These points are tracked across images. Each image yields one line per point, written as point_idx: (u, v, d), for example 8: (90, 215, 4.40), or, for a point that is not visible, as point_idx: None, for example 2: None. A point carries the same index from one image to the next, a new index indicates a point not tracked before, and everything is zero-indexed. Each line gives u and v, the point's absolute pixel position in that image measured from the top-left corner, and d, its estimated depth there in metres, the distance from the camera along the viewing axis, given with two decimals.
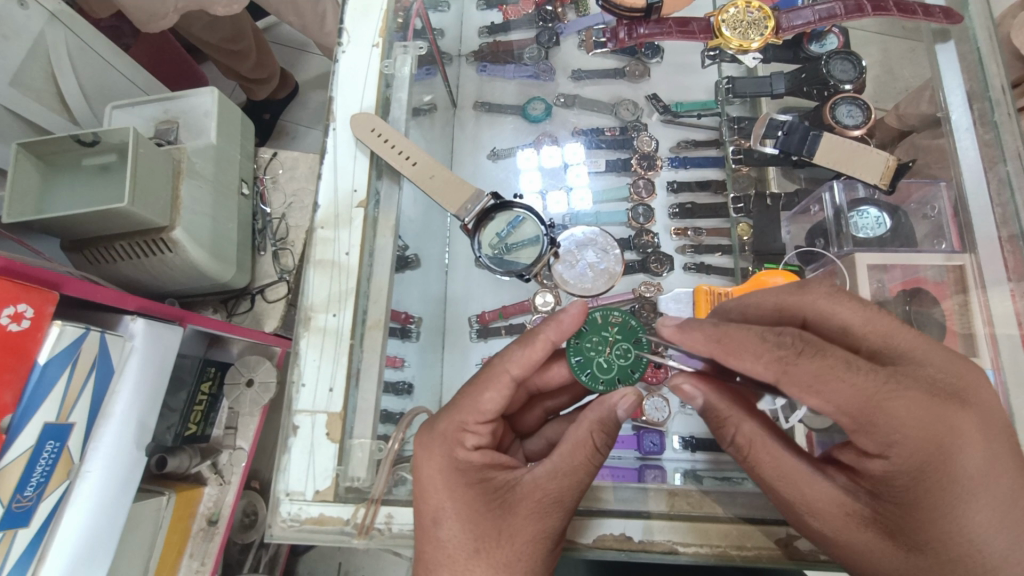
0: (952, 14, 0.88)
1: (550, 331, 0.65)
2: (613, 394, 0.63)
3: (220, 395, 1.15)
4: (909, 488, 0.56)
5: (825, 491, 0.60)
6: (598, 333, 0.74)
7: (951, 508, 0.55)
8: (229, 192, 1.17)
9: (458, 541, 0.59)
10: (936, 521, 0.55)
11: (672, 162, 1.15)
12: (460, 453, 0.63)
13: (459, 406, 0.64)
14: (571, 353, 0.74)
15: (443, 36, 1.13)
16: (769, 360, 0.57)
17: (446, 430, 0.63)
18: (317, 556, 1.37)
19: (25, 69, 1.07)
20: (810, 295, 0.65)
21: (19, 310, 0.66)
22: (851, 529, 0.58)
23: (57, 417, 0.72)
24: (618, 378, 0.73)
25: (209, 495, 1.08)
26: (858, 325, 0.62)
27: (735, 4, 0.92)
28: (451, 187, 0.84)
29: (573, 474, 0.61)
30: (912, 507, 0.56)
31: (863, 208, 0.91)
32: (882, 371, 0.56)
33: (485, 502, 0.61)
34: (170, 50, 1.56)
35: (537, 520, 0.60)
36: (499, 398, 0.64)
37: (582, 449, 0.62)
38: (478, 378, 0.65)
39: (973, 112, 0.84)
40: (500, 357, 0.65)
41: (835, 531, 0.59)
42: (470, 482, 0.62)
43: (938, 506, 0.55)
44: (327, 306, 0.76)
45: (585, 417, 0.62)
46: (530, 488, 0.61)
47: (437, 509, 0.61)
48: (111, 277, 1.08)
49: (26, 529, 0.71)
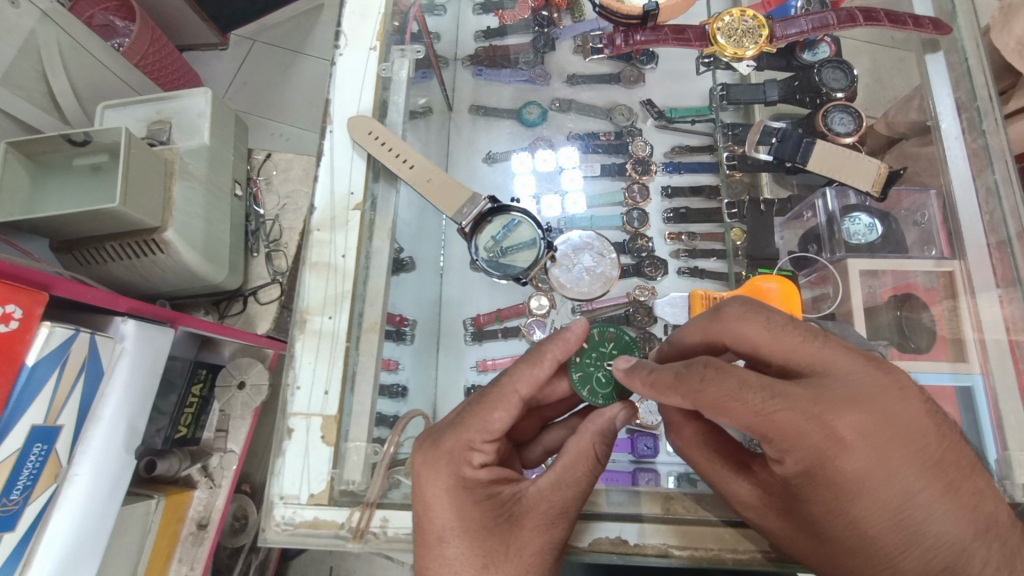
0: (941, 27, 0.89)
1: (558, 349, 0.67)
2: (610, 408, 0.67)
3: (211, 398, 1.14)
4: (802, 487, 0.57)
5: (745, 488, 0.62)
6: (595, 349, 0.75)
7: (842, 503, 0.55)
8: (222, 193, 1.16)
9: (464, 558, 0.59)
10: (835, 515, 0.56)
11: (666, 167, 1.16)
12: (468, 472, 0.62)
13: (468, 425, 0.63)
14: (571, 369, 0.75)
15: (439, 39, 1.13)
16: (685, 392, 0.58)
17: (452, 448, 0.62)
18: (308, 560, 1.36)
19: (16, 68, 1.06)
20: (726, 322, 0.62)
21: (8, 311, 0.65)
22: (770, 526, 0.60)
23: (45, 419, 0.72)
24: (615, 391, 0.74)
25: (198, 500, 1.07)
26: (764, 344, 0.60)
27: (729, 13, 0.93)
28: (449, 191, 0.84)
29: (576, 485, 0.62)
30: (807, 503, 0.57)
31: (855, 215, 0.92)
32: (766, 386, 0.54)
33: (493, 517, 0.60)
34: (163, 51, 1.54)
35: (543, 532, 0.60)
36: (507, 418, 0.64)
37: (584, 460, 0.63)
38: (486, 397, 0.65)
39: (962, 121, 0.86)
40: (508, 377, 0.65)
41: (757, 525, 0.61)
42: (477, 500, 0.61)
43: (831, 501, 0.56)
44: (323, 308, 0.75)
45: (585, 428, 0.65)
46: (536, 499, 0.61)
47: (443, 528, 0.60)
48: (101, 278, 1.07)
49: (12, 534, 0.70)
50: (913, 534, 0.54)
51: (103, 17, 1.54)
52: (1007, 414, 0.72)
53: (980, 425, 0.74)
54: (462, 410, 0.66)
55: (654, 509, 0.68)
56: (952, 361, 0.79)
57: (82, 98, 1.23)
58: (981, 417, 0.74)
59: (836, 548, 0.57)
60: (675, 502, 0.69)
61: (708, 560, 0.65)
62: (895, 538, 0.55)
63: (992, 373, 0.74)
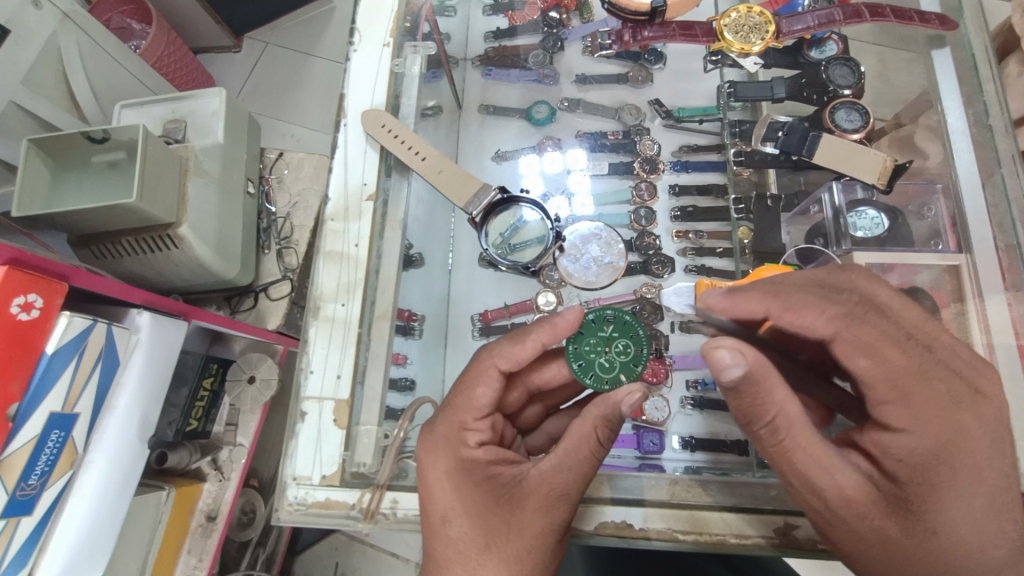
0: (948, 21, 0.91)
1: (543, 333, 0.66)
2: (619, 391, 0.62)
3: (222, 391, 1.16)
4: (900, 465, 0.55)
5: (852, 480, 0.56)
6: (595, 334, 0.73)
7: (930, 477, 0.55)
8: (235, 190, 1.18)
9: (467, 537, 0.60)
10: (929, 488, 0.55)
11: (674, 166, 1.17)
12: (466, 452, 0.63)
13: (456, 406, 0.65)
14: (571, 359, 0.73)
15: (450, 40, 1.15)
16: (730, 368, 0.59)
17: (446, 432, 0.64)
18: (315, 557, 1.38)
19: (37, 66, 1.09)
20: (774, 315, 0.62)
21: (30, 300, 0.67)
22: (883, 517, 0.55)
23: (62, 407, 0.73)
24: (623, 374, 0.72)
25: (209, 492, 1.08)
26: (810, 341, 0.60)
27: (736, 9, 0.95)
28: (459, 183, 0.85)
29: (579, 468, 0.61)
30: (906, 480, 0.55)
31: (862, 209, 0.93)
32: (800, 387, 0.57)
33: (494, 498, 0.61)
34: (178, 51, 1.57)
35: (544, 514, 0.60)
36: (491, 392, 0.65)
37: (586, 444, 0.61)
38: (466, 376, 0.67)
39: (968, 116, 0.87)
40: (487, 353, 0.67)
41: (864, 519, 0.56)
42: (476, 481, 0.62)
43: (921, 479, 0.55)
44: (335, 296, 0.77)
45: (589, 412, 0.62)
46: (536, 483, 0.61)
47: (446, 508, 0.61)
48: (117, 272, 1.09)
49: (30, 518, 0.72)
50: (938, 515, 0.55)
51: (120, 19, 1.58)
52: (1013, 409, 0.72)
53: None
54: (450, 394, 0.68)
55: (658, 495, 0.68)
56: None
57: (100, 98, 1.26)
58: None
59: (915, 527, 0.55)
60: (677, 488, 0.69)
61: (710, 545, 0.65)
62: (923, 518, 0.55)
63: (997, 364, 0.76)
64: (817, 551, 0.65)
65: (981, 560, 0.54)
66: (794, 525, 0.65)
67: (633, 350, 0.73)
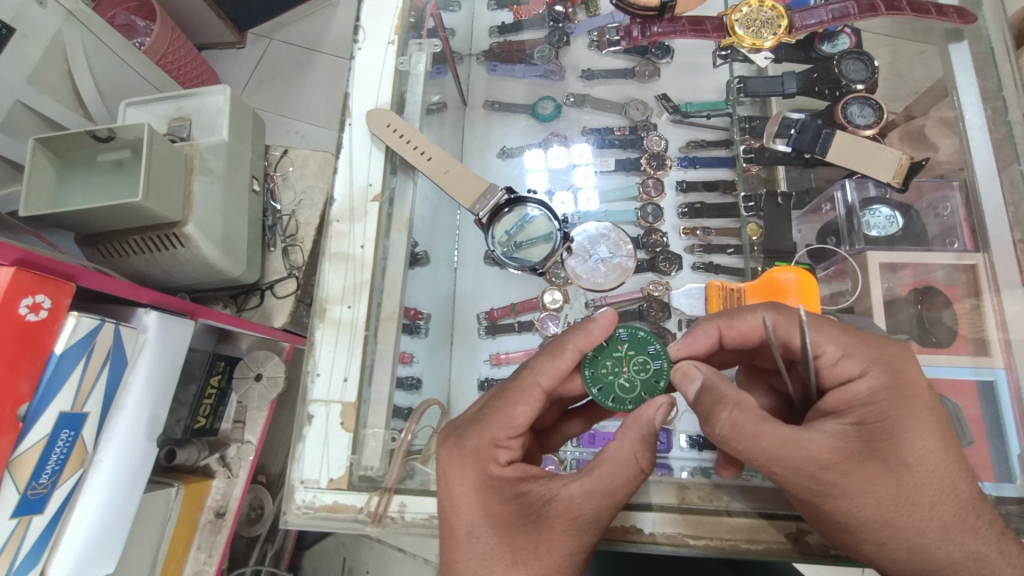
0: (966, 14, 0.89)
1: (578, 340, 0.66)
2: (647, 407, 0.64)
3: (229, 390, 1.16)
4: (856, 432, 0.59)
5: (823, 442, 0.58)
6: (610, 355, 0.71)
7: (889, 438, 0.58)
8: (241, 188, 1.18)
9: (493, 553, 0.58)
10: (886, 448, 0.58)
11: (682, 162, 1.15)
12: (494, 470, 0.61)
13: (490, 421, 0.63)
14: (589, 384, 0.71)
15: (455, 35, 1.14)
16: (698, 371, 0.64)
17: (478, 447, 0.62)
18: (322, 552, 1.39)
19: (42, 65, 1.09)
20: (737, 320, 0.69)
21: (37, 301, 0.67)
22: (853, 474, 0.57)
23: (72, 406, 0.73)
24: (644, 392, 0.70)
25: (217, 489, 1.09)
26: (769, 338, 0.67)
27: (747, 4, 0.93)
28: (466, 182, 0.84)
29: (612, 495, 0.60)
30: (871, 443, 0.58)
31: (875, 207, 0.91)
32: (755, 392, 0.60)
33: (521, 516, 0.59)
34: (182, 48, 1.56)
35: (573, 536, 0.59)
36: (530, 412, 0.63)
37: (625, 469, 0.60)
38: (507, 393, 0.64)
39: (986, 112, 0.85)
40: (528, 370, 0.65)
41: (837, 477, 0.57)
42: (505, 498, 0.60)
43: (882, 439, 0.58)
44: (342, 298, 0.77)
45: (625, 436, 0.61)
46: (565, 505, 0.59)
47: (472, 524, 0.60)
48: (124, 271, 1.09)
49: (41, 517, 0.72)
50: (911, 472, 0.57)
51: (125, 16, 1.57)
52: None
53: (1001, 422, 0.74)
54: (485, 406, 0.65)
55: (666, 499, 0.68)
56: (972, 356, 0.79)
57: (106, 96, 1.25)
58: (1003, 413, 0.74)
59: (886, 487, 0.57)
60: (690, 493, 0.69)
61: (724, 550, 0.65)
62: (899, 478, 0.57)
63: (1016, 367, 0.75)
64: (830, 557, 0.64)
65: (949, 515, 0.57)
66: (807, 531, 0.65)
67: (652, 367, 0.70)
